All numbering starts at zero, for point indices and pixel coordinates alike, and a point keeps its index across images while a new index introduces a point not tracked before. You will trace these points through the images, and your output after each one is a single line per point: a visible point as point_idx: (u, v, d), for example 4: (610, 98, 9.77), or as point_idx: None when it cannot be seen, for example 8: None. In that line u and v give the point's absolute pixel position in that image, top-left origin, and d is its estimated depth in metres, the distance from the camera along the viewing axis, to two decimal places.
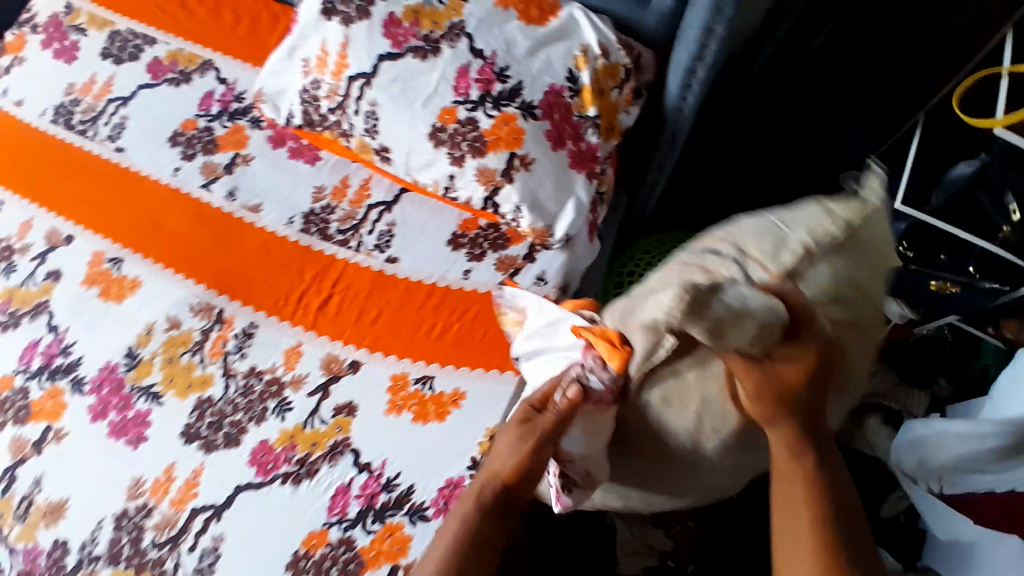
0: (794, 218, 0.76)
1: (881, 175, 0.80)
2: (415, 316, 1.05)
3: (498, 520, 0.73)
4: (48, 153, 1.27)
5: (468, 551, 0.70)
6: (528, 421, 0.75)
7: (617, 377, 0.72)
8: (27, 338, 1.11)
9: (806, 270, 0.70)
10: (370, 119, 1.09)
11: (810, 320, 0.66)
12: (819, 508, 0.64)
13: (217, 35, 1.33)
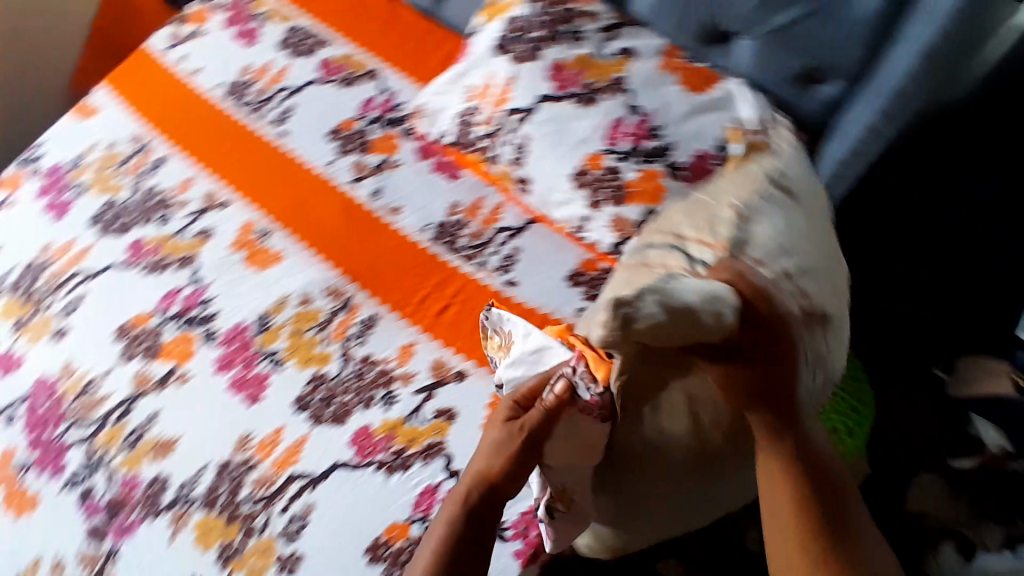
0: (721, 192, 0.83)
1: (784, 149, 0.90)
2: (431, 297, 1.13)
3: (481, 528, 0.81)
4: (219, 123, 1.38)
5: (457, 549, 0.78)
6: (512, 421, 0.82)
7: (603, 388, 0.77)
8: (169, 286, 1.19)
9: (749, 234, 0.76)
10: (519, 150, 1.13)
11: (763, 301, 0.69)
12: (800, 495, 0.70)
13: (387, 49, 1.45)
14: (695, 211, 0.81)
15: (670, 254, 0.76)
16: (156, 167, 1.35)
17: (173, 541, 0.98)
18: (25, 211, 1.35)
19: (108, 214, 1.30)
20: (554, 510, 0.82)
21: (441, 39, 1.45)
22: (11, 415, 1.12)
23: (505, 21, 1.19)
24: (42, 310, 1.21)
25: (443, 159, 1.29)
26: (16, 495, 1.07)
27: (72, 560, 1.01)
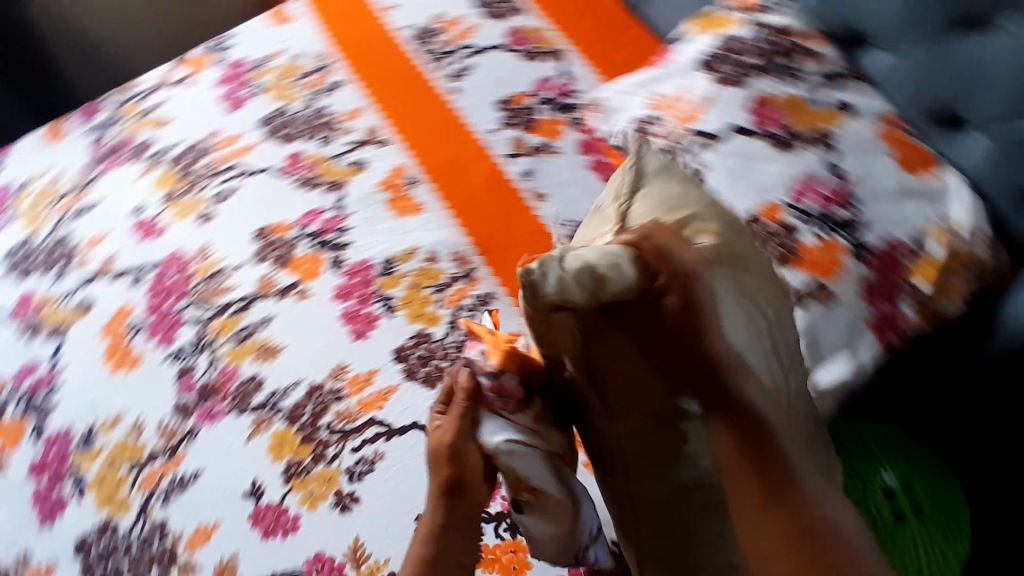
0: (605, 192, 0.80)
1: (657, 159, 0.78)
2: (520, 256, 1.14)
3: (469, 533, 0.70)
4: (398, 60, 1.38)
5: (442, 554, 0.68)
6: (441, 420, 0.71)
7: (499, 368, 0.71)
8: (313, 204, 1.21)
9: (634, 210, 0.74)
10: (691, 177, 1.05)
11: (647, 253, 0.64)
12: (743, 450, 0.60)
13: (580, 34, 1.39)
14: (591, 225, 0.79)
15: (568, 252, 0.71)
16: (330, 91, 1.34)
17: (250, 442, 1.01)
18: (198, 93, 1.35)
19: (278, 121, 1.30)
20: (522, 504, 0.70)
21: (639, 36, 1.37)
22: (138, 277, 1.14)
23: (721, 37, 1.11)
24: (193, 190, 1.22)
25: (604, 158, 1.24)
26: (119, 352, 1.08)
27: (153, 429, 1.03)
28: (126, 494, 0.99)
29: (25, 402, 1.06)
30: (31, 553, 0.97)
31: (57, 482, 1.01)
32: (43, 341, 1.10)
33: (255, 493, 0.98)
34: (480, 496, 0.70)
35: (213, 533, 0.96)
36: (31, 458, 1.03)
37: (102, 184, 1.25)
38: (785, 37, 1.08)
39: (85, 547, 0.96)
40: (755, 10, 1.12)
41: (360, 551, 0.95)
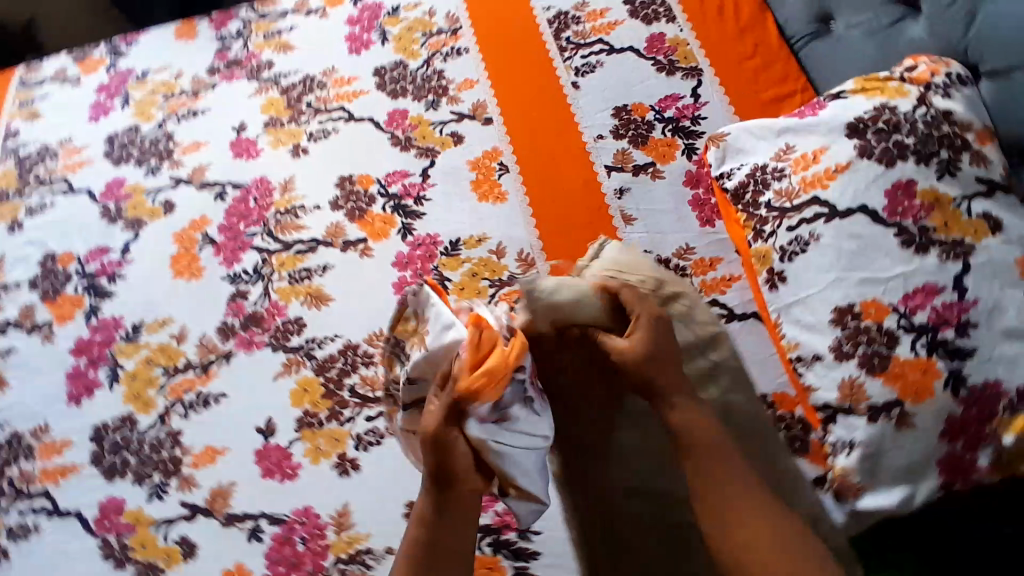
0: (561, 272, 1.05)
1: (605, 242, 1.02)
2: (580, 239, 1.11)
3: (459, 517, 0.75)
4: (525, 37, 1.30)
5: (436, 536, 0.73)
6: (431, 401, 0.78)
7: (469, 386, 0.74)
8: (401, 165, 1.19)
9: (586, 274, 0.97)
10: (797, 244, 0.97)
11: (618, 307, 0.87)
12: (714, 452, 0.75)
13: (726, 57, 1.24)
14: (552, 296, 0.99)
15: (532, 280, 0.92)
16: (454, 54, 1.30)
17: (278, 379, 1.03)
18: (326, 25, 1.36)
19: (391, 73, 1.28)
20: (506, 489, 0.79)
21: (791, 76, 1.20)
22: (222, 192, 1.18)
23: (878, 104, 0.97)
24: (294, 121, 1.24)
25: (707, 197, 1.14)
26: (185, 259, 1.13)
27: (194, 341, 1.07)
28: (154, 395, 1.04)
29: (88, 282, 1.13)
30: (53, 425, 1.04)
31: (95, 365, 1.07)
32: (122, 230, 1.16)
33: (266, 431, 1.00)
34: (468, 479, 0.75)
35: (218, 457, 0.99)
36: (79, 335, 1.09)
37: (215, 93, 1.29)
38: (951, 125, 0.93)
39: (99, 436, 1.02)
40: (927, 85, 0.96)
41: (344, 518, 0.95)
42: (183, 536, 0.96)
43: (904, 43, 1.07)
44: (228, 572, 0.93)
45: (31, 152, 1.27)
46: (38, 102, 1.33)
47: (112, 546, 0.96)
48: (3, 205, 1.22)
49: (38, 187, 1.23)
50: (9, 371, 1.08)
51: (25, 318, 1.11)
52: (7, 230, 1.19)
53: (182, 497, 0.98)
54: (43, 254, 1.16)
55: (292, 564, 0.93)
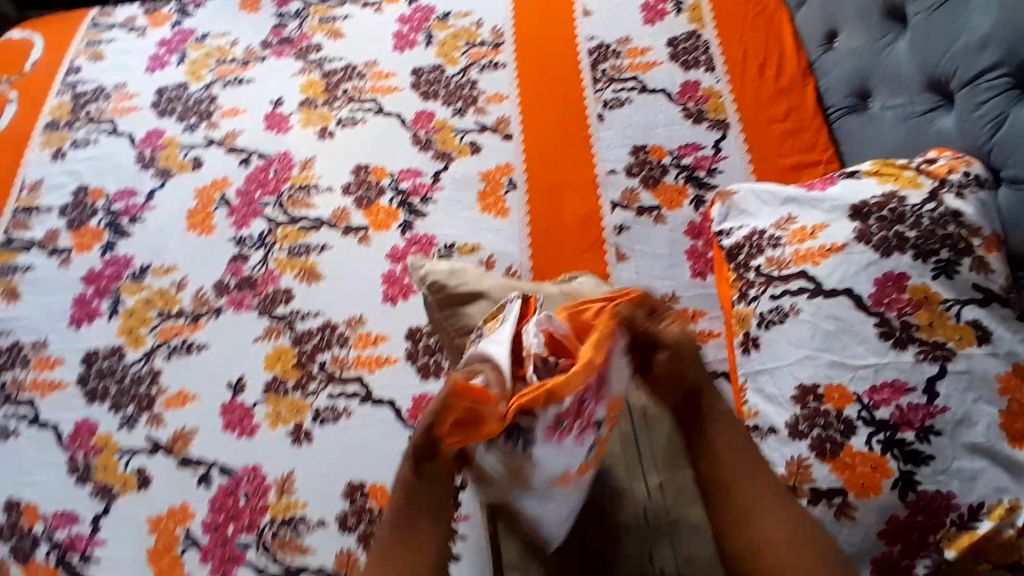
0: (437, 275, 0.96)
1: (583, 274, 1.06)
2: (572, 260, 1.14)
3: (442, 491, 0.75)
4: (563, 63, 1.33)
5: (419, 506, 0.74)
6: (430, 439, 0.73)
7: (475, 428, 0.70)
8: (417, 164, 1.24)
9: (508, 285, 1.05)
10: (777, 313, 0.95)
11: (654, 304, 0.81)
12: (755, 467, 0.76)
13: (756, 117, 1.23)
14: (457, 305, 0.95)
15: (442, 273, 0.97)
16: (491, 67, 1.34)
17: (256, 343, 1.09)
18: (378, 19, 1.42)
19: (428, 76, 1.33)
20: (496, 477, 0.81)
21: (818, 146, 1.19)
22: (247, 159, 1.25)
23: (887, 191, 0.95)
24: (328, 105, 1.30)
25: (705, 250, 1.14)
26: (201, 215, 1.20)
27: (191, 292, 1.13)
28: (144, 334, 1.11)
29: (111, 219, 1.22)
30: (52, 342, 1.14)
31: (99, 296, 1.15)
32: (151, 176, 1.25)
33: (236, 387, 1.07)
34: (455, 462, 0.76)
35: (188, 402, 1.06)
36: (91, 266, 1.18)
37: (263, 66, 1.36)
38: (959, 226, 0.89)
39: (89, 360, 1.11)
40: (943, 181, 0.93)
41: (287, 483, 1.00)
42: (141, 467, 1.03)
43: (932, 134, 1.03)
44: (173, 509, 1.00)
45: (87, 90, 1.38)
46: (103, 44, 1.45)
47: (78, 462, 1.05)
48: (53, 134, 1.33)
49: (86, 123, 1.33)
50: (23, 285, 1.19)
51: (48, 241, 1.21)
52: (51, 157, 1.30)
53: (148, 432, 1.05)
54: (77, 185, 1.26)
55: (231, 515, 0.99)
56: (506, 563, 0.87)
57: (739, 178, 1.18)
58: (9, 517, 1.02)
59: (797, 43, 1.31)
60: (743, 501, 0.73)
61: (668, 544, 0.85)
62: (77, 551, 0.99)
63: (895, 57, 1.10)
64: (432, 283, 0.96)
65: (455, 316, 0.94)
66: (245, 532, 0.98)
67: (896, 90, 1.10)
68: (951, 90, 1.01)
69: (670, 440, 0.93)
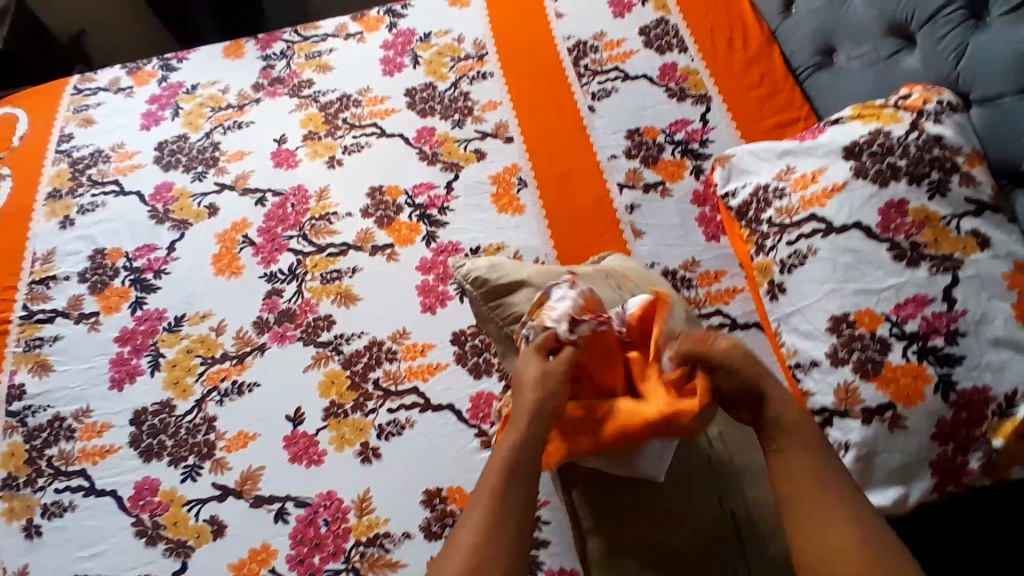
0: (478, 275, 0.98)
1: (615, 256, 1.11)
2: (593, 243, 1.19)
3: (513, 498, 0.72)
4: (547, 64, 1.40)
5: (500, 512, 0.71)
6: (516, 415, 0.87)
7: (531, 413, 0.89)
8: (427, 178, 1.28)
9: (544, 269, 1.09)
10: (796, 257, 1.03)
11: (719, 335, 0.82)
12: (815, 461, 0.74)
13: (733, 86, 1.33)
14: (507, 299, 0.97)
15: (482, 271, 0.99)
16: (480, 78, 1.40)
17: (308, 371, 1.11)
18: (363, 48, 1.47)
19: (421, 94, 1.38)
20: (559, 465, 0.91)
21: (794, 104, 1.29)
22: (262, 198, 1.28)
23: (873, 129, 1.05)
24: (331, 135, 1.34)
25: (713, 215, 1.22)
26: (226, 258, 1.22)
27: (231, 334, 1.16)
28: (192, 383, 1.12)
29: (134, 276, 1.23)
30: (95, 408, 1.12)
31: (137, 353, 1.16)
32: (168, 230, 1.26)
33: (296, 419, 1.08)
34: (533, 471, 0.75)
35: (250, 441, 1.07)
36: (123, 326, 1.18)
37: (259, 108, 1.39)
38: (943, 148, 0.99)
39: (138, 420, 1.10)
40: (920, 112, 1.03)
41: (366, 502, 1.01)
42: (214, 515, 1.02)
43: (901, 75, 1.14)
44: (255, 550, 0.99)
45: (83, 155, 1.38)
46: (91, 108, 1.45)
47: (146, 523, 1.03)
48: (56, 203, 1.32)
49: (89, 188, 1.33)
50: (54, 356, 1.17)
51: (73, 309, 1.21)
52: (59, 227, 1.29)
53: (214, 478, 1.05)
54: (92, 249, 1.26)
55: (315, 544, 0.99)
56: (586, 527, 0.90)
57: (730, 144, 1.27)
58: None
59: (757, 15, 1.41)
60: (802, 502, 0.71)
61: (739, 486, 0.88)
62: None
63: (852, 11, 1.22)
64: (476, 279, 0.98)
65: (504, 308, 0.97)
66: (333, 558, 0.98)
67: (860, 41, 1.21)
68: (911, 32, 1.14)
69: None
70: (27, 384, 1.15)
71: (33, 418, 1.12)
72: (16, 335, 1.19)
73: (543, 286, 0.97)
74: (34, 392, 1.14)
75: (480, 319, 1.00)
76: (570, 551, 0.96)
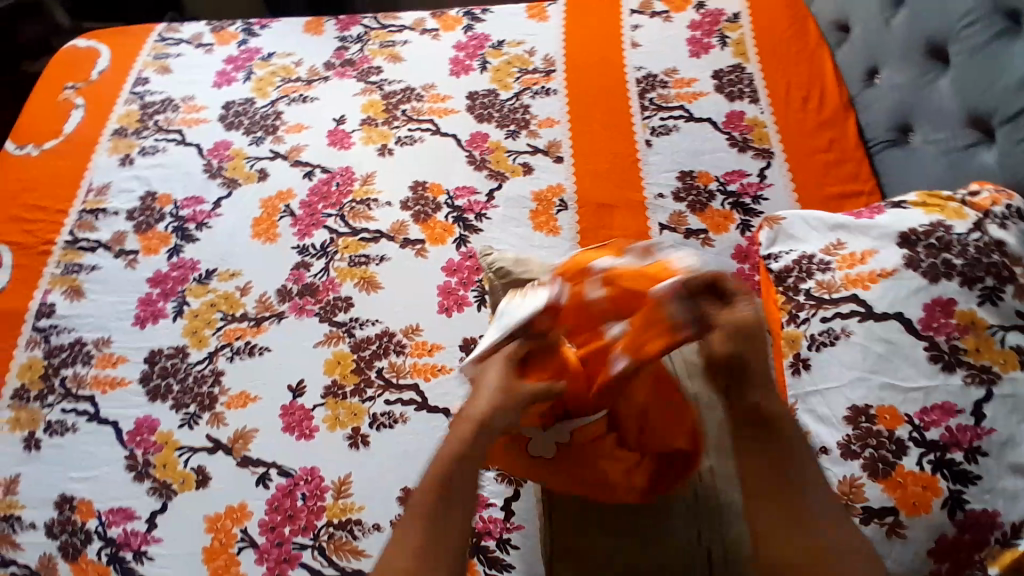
0: (505, 265, 1.01)
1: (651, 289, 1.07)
2: None
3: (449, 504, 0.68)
4: (612, 91, 1.39)
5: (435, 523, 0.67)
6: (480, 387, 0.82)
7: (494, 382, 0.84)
8: (471, 182, 1.29)
9: None
10: (828, 335, 0.99)
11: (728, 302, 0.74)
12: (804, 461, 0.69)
13: (800, 146, 1.29)
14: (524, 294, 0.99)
15: (509, 263, 1.01)
16: (543, 93, 1.40)
17: (317, 347, 1.13)
18: (436, 45, 1.49)
19: (483, 99, 1.40)
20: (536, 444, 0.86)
21: (861, 176, 1.25)
22: (311, 172, 1.31)
23: (934, 221, 1.00)
24: (387, 124, 1.37)
25: (751, 274, 1.17)
26: (265, 223, 1.26)
27: (255, 296, 1.19)
28: (208, 335, 1.16)
29: (178, 224, 1.28)
30: (115, 340, 1.17)
31: (165, 297, 1.20)
32: (218, 185, 1.31)
33: (296, 390, 1.10)
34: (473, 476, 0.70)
35: (250, 403, 1.10)
36: (158, 268, 1.23)
37: (326, 85, 1.44)
38: (1002, 255, 0.93)
39: (153, 359, 1.15)
40: (987, 213, 0.98)
41: (344, 486, 1.02)
42: (201, 465, 1.05)
43: (974, 168, 1.08)
44: (231, 508, 1.02)
45: (155, 101, 1.45)
46: (171, 58, 1.52)
47: (137, 459, 1.06)
48: (120, 140, 1.39)
49: (155, 132, 1.40)
50: (88, 284, 1.23)
51: (115, 243, 1.27)
52: (118, 163, 1.36)
53: (209, 431, 1.08)
54: (145, 190, 1.33)
55: (288, 515, 1.00)
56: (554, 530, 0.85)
57: (783, 205, 1.23)
58: (59, 513, 1.03)
59: (838, 81, 1.37)
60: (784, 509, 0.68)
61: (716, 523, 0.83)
62: (130, 549, 1.00)
63: (937, 94, 1.15)
64: (499, 269, 1.01)
65: None
66: (301, 534, 0.99)
67: (940, 125, 1.15)
68: (991, 126, 1.07)
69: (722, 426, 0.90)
70: (58, 304, 1.21)
71: (57, 337, 1.18)
72: (58, 256, 1.26)
73: None
74: (62, 313, 1.20)
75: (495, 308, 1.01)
76: None
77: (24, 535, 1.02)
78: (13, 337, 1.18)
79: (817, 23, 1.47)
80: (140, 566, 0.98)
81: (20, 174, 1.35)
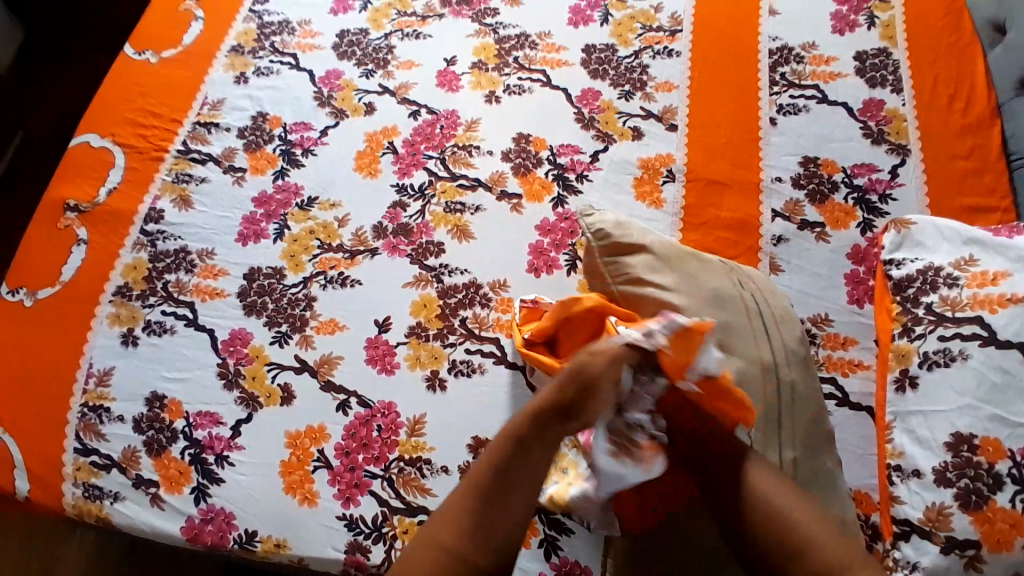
0: (611, 231, 0.99)
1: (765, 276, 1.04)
2: None
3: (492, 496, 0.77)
4: (740, 61, 1.30)
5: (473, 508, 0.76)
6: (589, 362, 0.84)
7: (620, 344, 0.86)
8: (577, 141, 1.25)
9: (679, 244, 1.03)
10: (943, 355, 0.91)
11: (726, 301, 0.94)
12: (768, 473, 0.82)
13: (939, 148, 1.17)
14: (624, 250, 0.98)
15: (607, 226, 1.00)
16: (665, 54, 1.32)
17: (406, 288, 1.16)
18: None
19: (599, 54, 1.33)
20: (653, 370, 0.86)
21: (998, 191, 1.13)
22: (417, 112, 1.31)
23: None
24: (498, 70, 1.33)
25: (866, 277, 1.10)
26: (368, 157, 1.27)
27: (351, 230, 1.22)
28: (305, 261, 1.20)
29: (286, 148, 1.31)
30: (218, 253, 1.23)
31: (268, 218, 1.25)
32: (326, 114, 1.33)
33: (382, 326, 1.13)
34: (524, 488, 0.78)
35: (337, 331, 1.14)
36: (263, 189, 1.27)
37: (440, 23, 1.41)
38: None
39: (251, 277, 1.20)
40: None
41: (418, 424, 1.06)
42: (287, 383, 1.11)
43: None
44: (311, 427, 1.07)
45: (273, 21, 1.46)
46: None
47: (229, 368, 1.13)
48: (236, 57, 1.42)
49: (270, 53, 1.42)
50: (196, 195, 1.28)
51: (224, 158, 1.31)
52: (233, 80, 1.39)
53: (298, 352, 1.13)
54: (256, 111, 1.36)
55: (363, 443, 1.05)
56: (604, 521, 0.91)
57: (912, 209, 1.13)
58: (149, 409, 1.11)
59: (989, 80, 1.23)
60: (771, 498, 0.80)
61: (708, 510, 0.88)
62: (213, 452, 1.07)
63: None
64: (598, 232, 1.00)
65: (618, 265, 0.98)
66: (373, 462, 1.04)
67: None
68: None
69: (816, 424, 0.91)
70: (166, 212, 1.27)
71: (162, 243, 1.24)
72: (169, 165, 1.31)
73: (663, 257, 0.97)
74: (170, 221, 1.26)
75: (590, 270, 1.01)
76: (587, 549, 0.96)
77: (112, 427, 1.10)
78: (121, 235, 1.25)
79: (974, 15, 1.30)
80: (220, 470, 1.05)
81: (139, 79, 1.40)
